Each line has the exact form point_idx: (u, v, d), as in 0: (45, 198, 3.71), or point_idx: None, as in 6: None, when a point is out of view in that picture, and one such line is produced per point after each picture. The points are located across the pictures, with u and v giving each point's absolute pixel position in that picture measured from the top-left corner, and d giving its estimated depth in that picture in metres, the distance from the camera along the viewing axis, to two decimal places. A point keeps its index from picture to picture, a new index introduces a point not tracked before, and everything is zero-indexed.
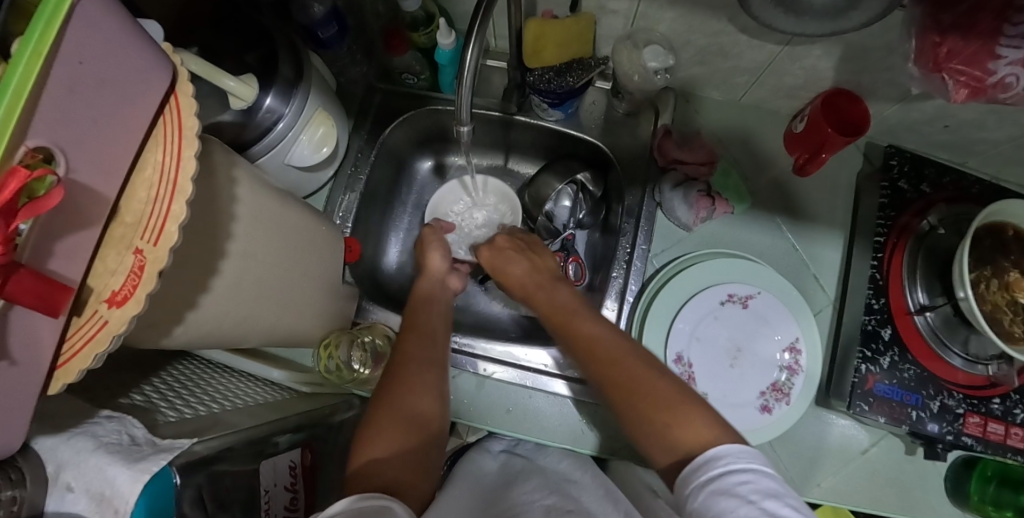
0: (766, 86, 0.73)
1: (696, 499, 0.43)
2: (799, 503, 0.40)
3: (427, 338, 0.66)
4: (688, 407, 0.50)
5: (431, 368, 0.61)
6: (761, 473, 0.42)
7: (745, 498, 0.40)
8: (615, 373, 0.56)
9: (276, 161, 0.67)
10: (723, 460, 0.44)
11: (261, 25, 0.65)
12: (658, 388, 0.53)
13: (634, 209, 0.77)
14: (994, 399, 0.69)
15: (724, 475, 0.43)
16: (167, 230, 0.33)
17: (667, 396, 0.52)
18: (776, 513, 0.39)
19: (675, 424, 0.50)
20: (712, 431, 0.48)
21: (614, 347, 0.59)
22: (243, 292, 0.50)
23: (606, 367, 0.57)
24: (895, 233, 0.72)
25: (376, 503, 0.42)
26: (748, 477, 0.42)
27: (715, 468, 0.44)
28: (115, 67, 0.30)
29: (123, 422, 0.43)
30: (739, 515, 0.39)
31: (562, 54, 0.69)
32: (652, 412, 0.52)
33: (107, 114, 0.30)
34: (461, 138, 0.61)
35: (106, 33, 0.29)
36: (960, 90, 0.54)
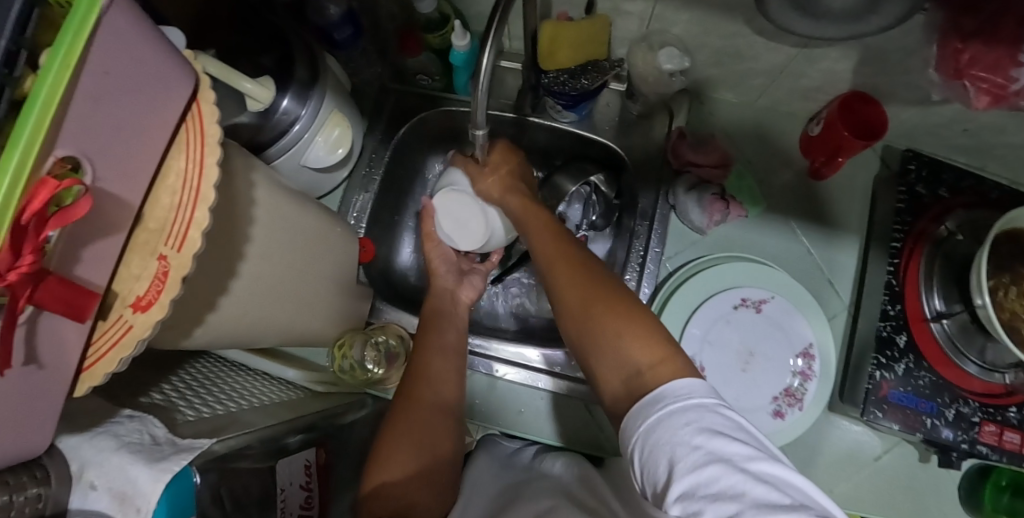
0: (782, 89, 0.73)
1: (645, 451, 0.41)
2: (746, 433, 0.38)
3: (445, 350, 0.65)
4: (640, 325, 0.48)
5: (444, 375, 0.63)
6: (703, 406, 0.40)
7: (689, 443, 0.38)
8: (567, 286, 0.54)
9: (292, 163, 0.67)
10: (663, 403, 0.41)
11: (277, 27, 0.65)
12: (603, 298, 0.51)
13: (649, 212, 0.76)
14: (1011, 407, 0.68)
15: (668, 419, 0.40)
16: (190, 237, 0.33)
17: (614, 307, 0.50)
18: (724, 453, 0.36)
19: (619, 339, 0.48)
20: (661, 349, 0.46)
21: (579, 262, 0.56)
22: (260, 294, 0.50)
23: (565, 281, 0.55)
24: (912, 238, 0.71)
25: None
26: (692, 418, 0.39)
27: (656, 413, 0.41)
28: (139, 76, 0.31)
29: (144, 422, 0.44)
30: (686, 462, 0.37)
31: (576, 56, 0.68)
32: (601, 324, 0.50)
33: (131, 123, 0.31)
34: (476, 141, 0.61)
35: (130, 42, 0.30)
36: (982, 96, 0.53)
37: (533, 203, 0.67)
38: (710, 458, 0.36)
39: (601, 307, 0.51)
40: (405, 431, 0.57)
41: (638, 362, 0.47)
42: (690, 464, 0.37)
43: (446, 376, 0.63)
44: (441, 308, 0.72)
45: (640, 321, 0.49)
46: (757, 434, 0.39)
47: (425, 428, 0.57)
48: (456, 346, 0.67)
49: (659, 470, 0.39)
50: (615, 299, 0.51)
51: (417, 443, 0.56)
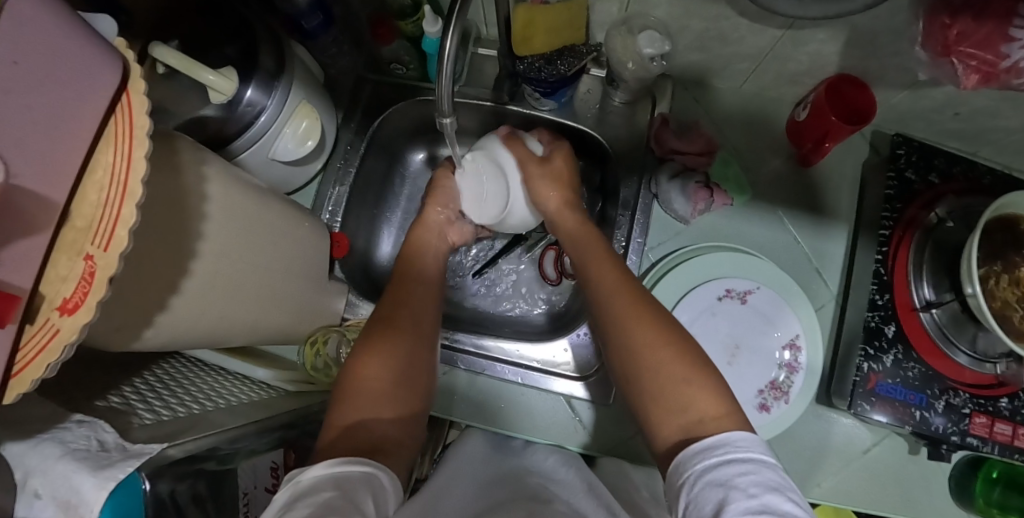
0: (768, 73, 0.70)
1: (693, 489, 0.40)
2: (800, 498, 0.38)
3: (425, 306, 0.65)
4: (703, 377, 0.49)
5: (420, 333, 0.60)
6: (765, 464, 0.40)
7: (745, 491, 0.37)
8: (635, 322, 0.54)
9: (260, 156, 0.64)
10: (722, 449, 0.41)
11: (241, 14, 0.62)
12: (668, 347, 0.51)
13: (630, 201, 0.74)
14: (1002, 399, 0.67)
15: (724, 465, 0.40)
16: (116, 237, 0.31)
17: (681, 356, 0.51)
18: (778, 509, 0.36)
19: (685, 387, 0.48)
20: (721, 406, 0.47)
21: (642, 299, 0.56)
22: (218, 292, 0.48)
23: (627, 317, 0.55)
24: (902, 226, 0.69)
25: (360, 467, 0.41)
26: (748, 468, 0.39)
27: (714, 461, 0.41)
28: (51, 66, 0.28)
29: (94, 428, 0.42)
30: (739, 507, 0.37)
31: (552, 41, 0.66)
32: (665, 367, 0.50)
33: (49, 116, 0.28)
34: (445, 130, 0.59)
35: (36, 28, 0.27)
36: (971, 75, 0.50)
37: (588, 227, 0.67)
38: (765, 510, 0.36)
39: (668, 354, 0.51)
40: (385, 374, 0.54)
41: (698, 412, 0.47)
42: (742, 509, 0.36)
43: (426, 334, 0.61)
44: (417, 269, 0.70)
45: (705, 376, 0.49)
46: (808, 504, 0.38)
47: (408, 375, 0.55)
48: (429, 306, 0.65)
49: (704, 508, 0.39)
50: (680, 348, 0.51)
51: (393, 391, 0.53)
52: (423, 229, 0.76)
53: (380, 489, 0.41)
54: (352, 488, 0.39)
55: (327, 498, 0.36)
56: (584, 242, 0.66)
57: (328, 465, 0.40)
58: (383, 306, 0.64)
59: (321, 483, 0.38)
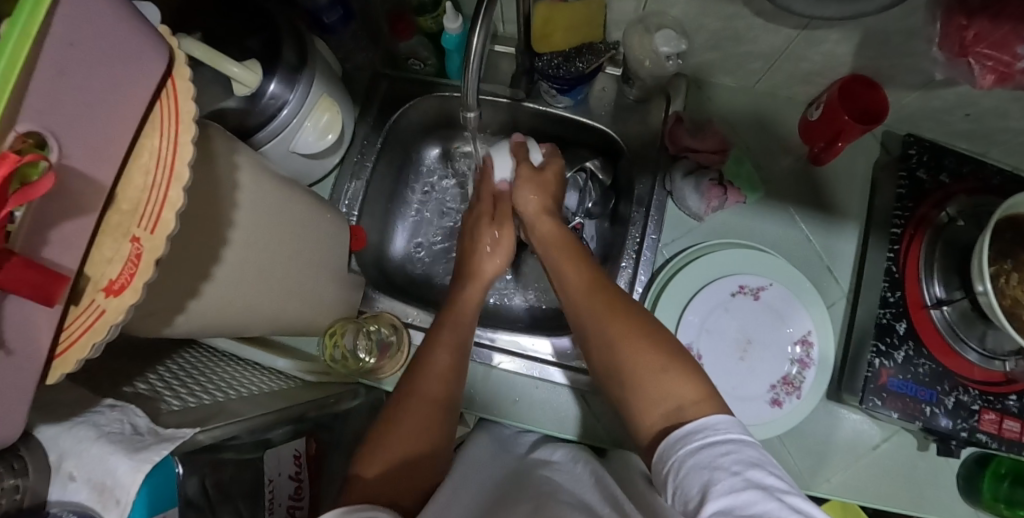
0: (782, 72, 0.71)
1: (680, 474, 0.42)
2: (781, 471, 0.40)
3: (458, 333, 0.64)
4: (679, 362, 0.50)
5: (451, 377, 0.60)
6: (739, 440, 0.42)
7: (728, 470, 0.39)
8: (608, 318, 0.55)
9: (280, 149, 0.65)
10: (702, 433, 0.43)
11: (264, 9, 0.63)
12: (644, 336, 0.52)
13: (645, 198, 0.74)
14: (1010, 396, 0.68)
15: (706, 448, 0.42)
16: (162, 219, 0.32)
17: (656, 344, 0.52)
18: (762, 483, 0.38)
19: (659, 373, 0.50)
20: (700, 390, 0.48)
21: (607, 292, 0.58)
22: (246, 281, 0.49)
23: (597, 310, 0.57)
24: (912, 224, 0.69)
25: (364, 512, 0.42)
26: (730, 448, 0.41)
27: (693, 444, 0.43)
28: (108, 50, 0.29)
29: (125, 412, 0.43)
30: (724, 486, 0.38)
31: (570, 39, 0.67)
32: (640, 359, 0.51)
33: (101, 98, 0.29)
34: (468, 124, 0.60)
35: (95, 12, 0.28)
36: (986, 75, 0.51)
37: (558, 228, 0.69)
38: (750, 486, 0.38)
39: (641, 344, 0.52)
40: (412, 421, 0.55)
41: (678, 399, 0.48)
42: (725, 488, 0.38)
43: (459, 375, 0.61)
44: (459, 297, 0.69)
45: (679, 361, 0.50)
46: (789, 475, 0.40)
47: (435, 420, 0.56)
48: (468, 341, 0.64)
49: (691, 491, 0.40)
50: (652, 336, 0.52)
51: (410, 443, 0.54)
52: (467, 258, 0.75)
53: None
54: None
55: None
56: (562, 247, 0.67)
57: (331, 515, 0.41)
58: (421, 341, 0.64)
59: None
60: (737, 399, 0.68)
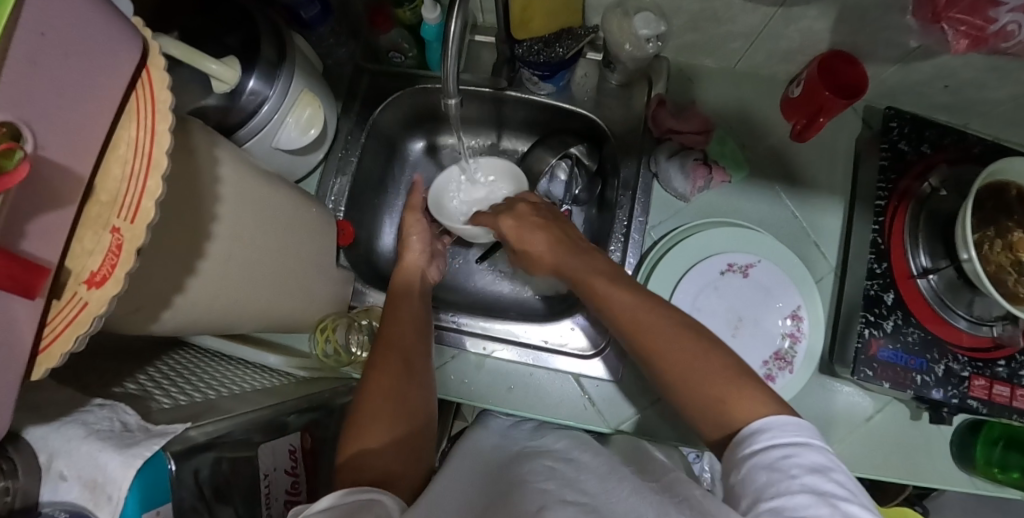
0: (762, 51, 0.72)
1: (740, 471, 0.42)
2: (846, 479, 0.39)
3: (414, 328, 0.65)
4: (745, 383, 0.47)
5: (412, 361, 0.61)
6: (803, 448, 0.41)
7: (788, 473, 0.39)
8: (664, 346, 0.51)
9: (263, 146, 0.65)
10: (768, 434, 0.42)
11: (241, 5, 0.63)
12: (708, 362, 0.49)
13: (630, 182, 0.75)
14: (999, 361, 0.69)
15: (768, 449, 0.41)
16: (143, 207, 0.33)
17: (721, 368, 0.48)
18: (819, 489, 0.38)
19: (729, 397, 0.46)
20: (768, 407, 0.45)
21: (654, 315, 0.54)
22: (234, 275, 0.49)
23: (648, 340, 0.52)
24: (895, 197, 0.70)
25: (360, 496, 0.42)
26: (793, 451, 0.40)
27: (758, 445, 0.42)
28: (82, 40, 0.29)
29: (115, 410, 0.42)
30: (780, 488, 0.38)
31: (550, 23, 0.67)
32: (712, 387, 0.48)
33: (76, 88, 0.29)
34: (449, 113, 0.59)
35: (69, 6, 0.28)
36: (961, 41, 0.51)
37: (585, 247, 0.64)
38: (805, 490, 0.38)
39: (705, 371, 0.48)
40: (378, 413, 0.55)
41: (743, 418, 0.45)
42: (781, 491, 0.38)
43: (417, 373, 0.60)
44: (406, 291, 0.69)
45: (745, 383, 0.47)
46: (856, 484, 0.40)
47: (406, 410, 0.56)
48: (419, 339, 0.64)
49: (748, 488, 0.41)
50: (711, 360, 0.49)
51: (389, 419, 0.54)
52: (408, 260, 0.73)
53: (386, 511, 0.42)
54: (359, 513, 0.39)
55: None
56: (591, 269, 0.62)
57: (328, 500, 0.41)
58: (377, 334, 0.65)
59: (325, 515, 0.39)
60: None
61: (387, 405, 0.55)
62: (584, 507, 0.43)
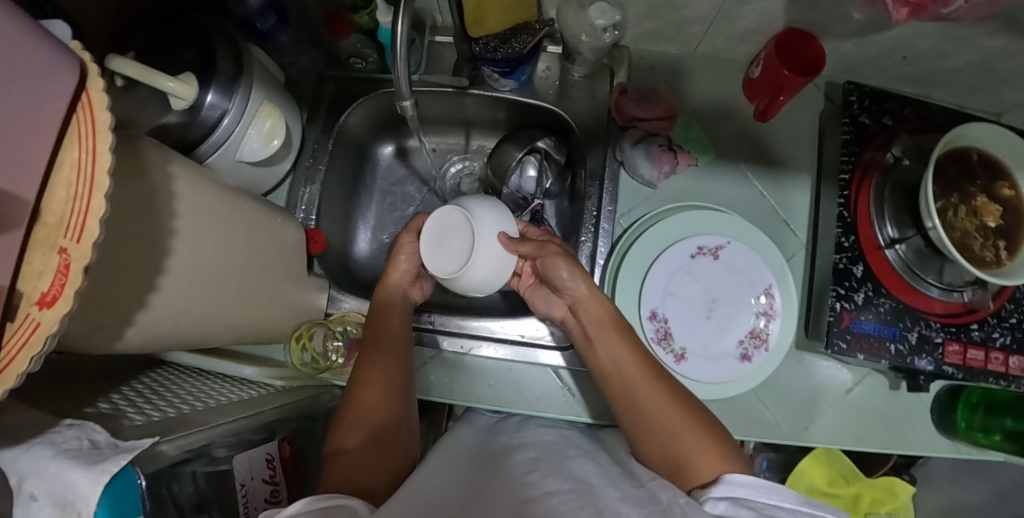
0: (720, 34, 0.72)
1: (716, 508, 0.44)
2: None
3: (399, 343, 0.65)
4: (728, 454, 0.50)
5: (395, 378, 0.61)
6: (781, 507, 0.43)
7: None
8: (660, 408, 0.54)
9: (226, 160, 0.65)
10: (751, 488, 0.45)
11: (196, 21, 0.63)
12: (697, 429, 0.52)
13: (598, 171, 0.75)
14: (973, 325, 0.69)
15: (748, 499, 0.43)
16: (88, 227, 0.33)
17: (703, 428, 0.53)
18: None
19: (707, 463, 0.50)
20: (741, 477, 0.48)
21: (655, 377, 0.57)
22: (198, 289, 0.49)
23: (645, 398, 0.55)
24: (860, 169, 0.71)
25: (327, 503, 0.42)
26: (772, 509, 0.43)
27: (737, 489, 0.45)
28: (18, 66, 0.29)
29: (84, 429, 0.43)
30: None
31: (505, 19, 0.68)
32: (695, 449, 0.51)
33: (17, 115, 0.29)
34: (406, 114, 0.60)
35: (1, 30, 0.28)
36: (902, 9, 0.51)
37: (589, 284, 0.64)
38: None
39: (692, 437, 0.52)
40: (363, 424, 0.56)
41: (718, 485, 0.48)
42: None
43: (399, 388, 0.61)
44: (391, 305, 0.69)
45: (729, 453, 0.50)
46: None
47: (388, 428, 0.57)
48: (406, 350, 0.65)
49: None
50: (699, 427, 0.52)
51: (373, 435, 0.55)
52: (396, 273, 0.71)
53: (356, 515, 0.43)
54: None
55: None
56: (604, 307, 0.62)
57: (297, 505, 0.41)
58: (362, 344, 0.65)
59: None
60: (707, 359, 0.69)
61: (370, 416, 0.57)
62: (565, 498, 0.42)
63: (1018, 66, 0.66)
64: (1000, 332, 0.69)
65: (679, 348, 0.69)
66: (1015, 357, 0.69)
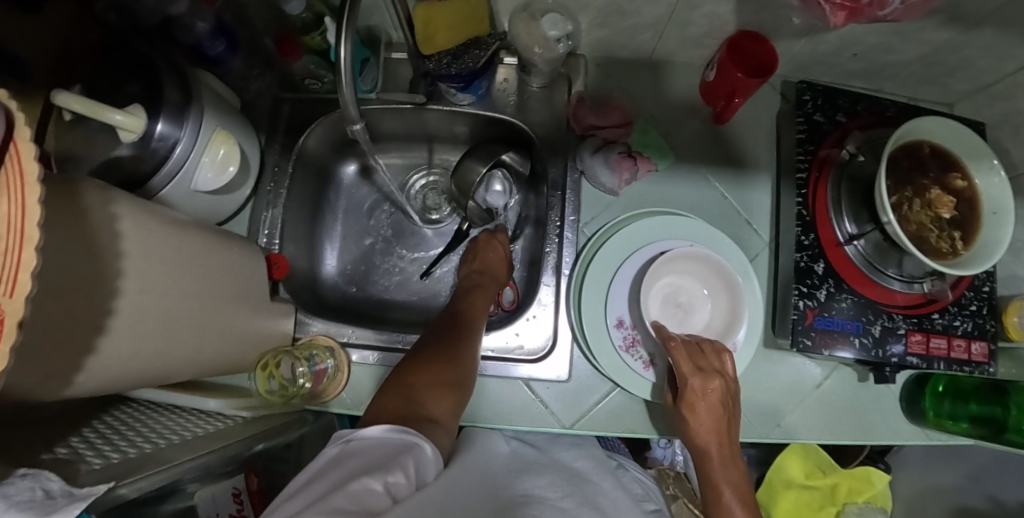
0: (673, 39, 0.73)
1: None
2: None
3: (456, 355, 0.63)
4: None
5: (457, 380, 0.60)
6: None
7: None
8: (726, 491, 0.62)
9: (182, 191, 0.64)
10: None
11: (142, 52, 0.63)
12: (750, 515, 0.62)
13: (559, 182, 0.76)
14: (934, 314, 0.70)
15: None
16: (22, 280, 0.25)
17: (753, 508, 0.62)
18: None
19: None
20: None
21: (733, 468, 0.63)
22: (148, 328, 0.49)
23: (716, 481, 0.63)
24: (816, 166, 0.71)
25: (405, 438, 0.45)
26: None
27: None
28: None
29: (37, 478, 0.42)
30: None
31: (456, 37, 0.68)
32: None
33: None
34: (360, 137, 0.60)
35: None
36: (838, 13, 0.51)
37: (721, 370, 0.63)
38: None
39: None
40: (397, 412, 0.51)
41: None
42: None
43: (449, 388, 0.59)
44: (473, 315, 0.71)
45: None
46: None
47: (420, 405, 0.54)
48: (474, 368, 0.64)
49: None
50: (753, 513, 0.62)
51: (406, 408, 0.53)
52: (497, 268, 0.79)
53: (419, 456, 0.44)
54: (391, 453, 0.43)
55: (358, 466, 0.41)
56: (718, 417, 0.63)
57: (378, 430, 0.46)
58: (419, 347, 0.65)
59: (369, 447, 0.44)
60: None
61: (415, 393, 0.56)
62: None
63: (964, 57, 0.67)
64: (961, 320, 0.71)
65: (645, 353, 0.70)
66: (977, 343, 0.70)
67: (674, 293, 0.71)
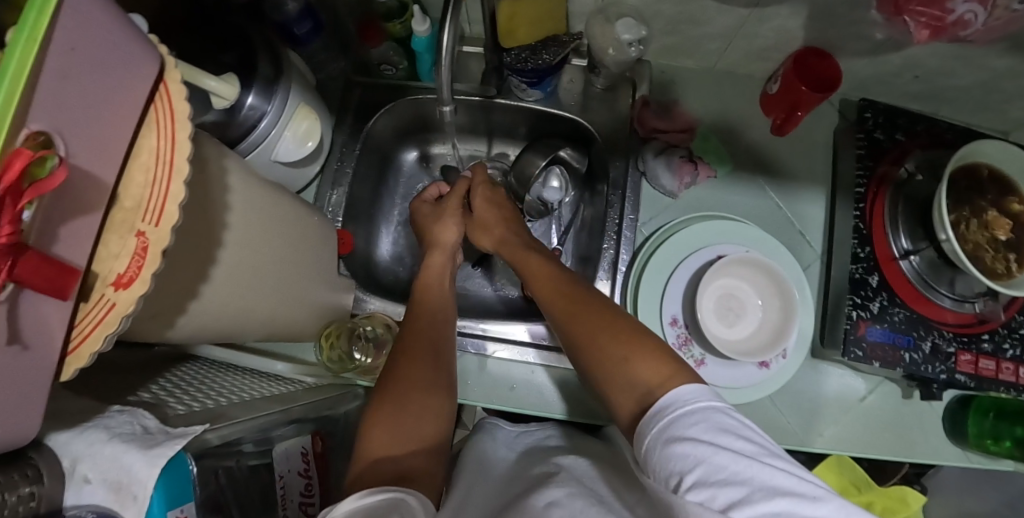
0: (739, 50, 0.75)
1: (657, 453, 0.40)
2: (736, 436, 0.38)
3: (433, 352, 0.58)
4: (640, 344, 0.49)
5: (439, 361, 0.58)
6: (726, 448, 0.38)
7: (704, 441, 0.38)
8: (576, 316, 0.55)
9: (263, 159, 0.67)
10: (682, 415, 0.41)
11: (237, 25, 0.66)
12: (609, 328, 0.52)
13: (620, 181, 0.79)
14: (984, 336, 0.71)
15: (680, 422, 0.40)
16: (168, 211, 0.28)
17: (648, 358, 0.47)
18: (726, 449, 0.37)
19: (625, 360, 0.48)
20: (665, 367, 0.46)
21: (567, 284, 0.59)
22: (240, 282, 0.51)
23: (564, 310, 0.56)
24: (874, 182, 0.73)
25: (381, 498, 0.40)
26: (698, 422, 0.40)
27: (665, 407, 0.42)
28: (105, 47, 0.25)
29: (134, 415, 0.43)
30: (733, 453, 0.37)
31: (534, 32, 0.72)
32: (611, 347, 0.50)
33: (104, 99, 0.25)
34: (444, 119, 0.63)
35: (95, 35, 0.24)
36: (921, 30, 0.53)
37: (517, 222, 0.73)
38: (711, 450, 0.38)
39: (602, 333, 0.51)
40: (400, 451, 0.48)
41: (646, 383, 0.46)
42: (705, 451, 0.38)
43: (426, 384, 0.55)
44: (428, 285, 0.68)
45: (641, 345, 0.49)
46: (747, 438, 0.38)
47: (416, 426, 0.51)
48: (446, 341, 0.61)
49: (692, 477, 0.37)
50: (614, 324, 0.52)
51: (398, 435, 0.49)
52: (484, 210, 0.74)
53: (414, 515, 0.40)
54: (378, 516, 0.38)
55: None
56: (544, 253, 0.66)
57: (351, 501, 0.39)
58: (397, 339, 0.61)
59: None
60: (727, 365, 0.71)
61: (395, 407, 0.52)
62: None
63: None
64: (1010, 343, 0.71)
65: (698, 353, 0.71)
66: None
67: (722, 306, 0.72)
